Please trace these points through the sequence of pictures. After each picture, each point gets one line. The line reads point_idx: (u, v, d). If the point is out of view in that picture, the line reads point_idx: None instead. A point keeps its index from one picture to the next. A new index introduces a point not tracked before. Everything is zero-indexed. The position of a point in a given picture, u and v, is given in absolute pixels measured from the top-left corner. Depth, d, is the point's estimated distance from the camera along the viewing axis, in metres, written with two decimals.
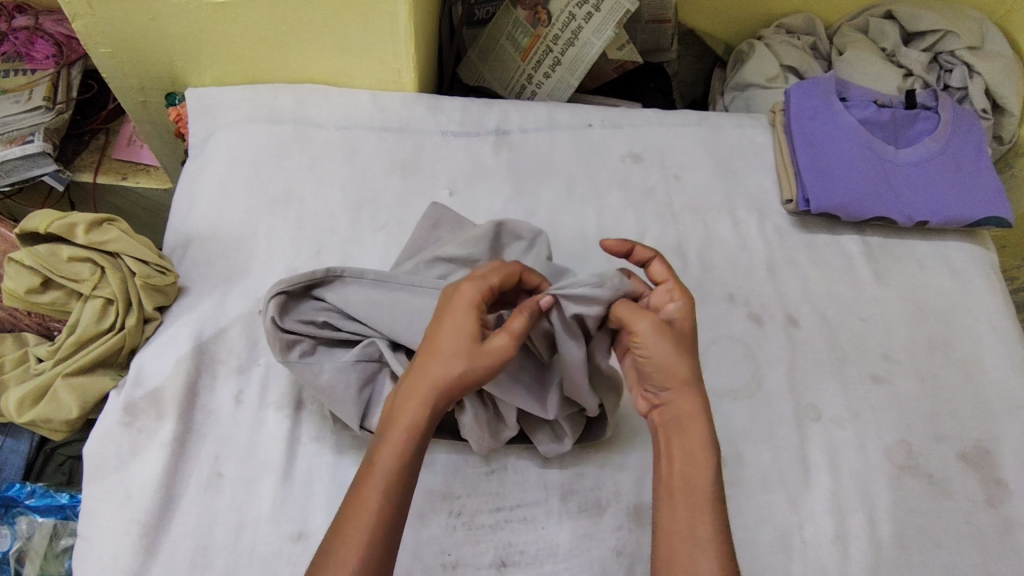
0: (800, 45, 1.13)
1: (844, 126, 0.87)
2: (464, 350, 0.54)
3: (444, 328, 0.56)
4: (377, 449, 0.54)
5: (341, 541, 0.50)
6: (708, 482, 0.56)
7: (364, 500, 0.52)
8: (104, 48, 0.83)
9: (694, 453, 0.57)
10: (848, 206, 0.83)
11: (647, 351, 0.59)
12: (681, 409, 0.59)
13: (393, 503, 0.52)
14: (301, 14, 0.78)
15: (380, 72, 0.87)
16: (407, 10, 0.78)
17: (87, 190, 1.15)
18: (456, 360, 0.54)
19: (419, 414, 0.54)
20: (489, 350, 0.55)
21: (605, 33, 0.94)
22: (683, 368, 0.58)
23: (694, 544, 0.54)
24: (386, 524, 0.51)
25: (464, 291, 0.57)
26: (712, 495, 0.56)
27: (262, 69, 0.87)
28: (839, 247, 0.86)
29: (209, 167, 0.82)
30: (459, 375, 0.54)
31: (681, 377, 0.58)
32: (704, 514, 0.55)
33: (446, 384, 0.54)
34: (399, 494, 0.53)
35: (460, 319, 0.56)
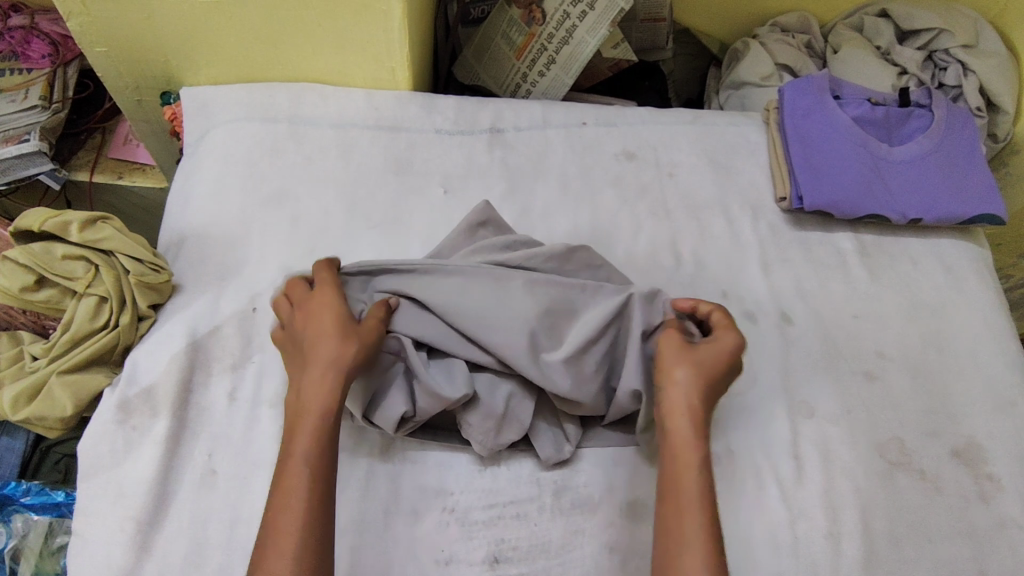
0: (795, 43, 1.13)
1: (837, 124, 0.87)
2: (341, 336, 0.60)
3: (312, 331, 0.61)
4: (289, 445, 0.56)
5: (277, 531, 0.52)
6: (698, 493, 0.56)
7: (291, 489, 0.54)
8: (98, 47, 0.83)
9: (686, 466, 0.57)
10: (841, 203, 0.84)
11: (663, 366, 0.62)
12: (674, 416, 0.60)
13: (319, 487, 0.54)
14: (294, 13, 0.78)
15: (374, 70, 0.87)
16: (400, 8, 0.78)
17: (83, 189, 1.15)
18: (334, 350, 0.59)
19: (315, 405, 0.58)
20: (363, 335, 0.61)
21: (599, 32, 0.94)
22: (689, 381, 0.61)
23: (684, 550, 0.53)
24: (315, 512, 0.53)
25: (322, 297, 0.63)
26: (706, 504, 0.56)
27: (256, 68, 0.87)
28: (832, 245, 0.86)
29: (203, 165, 0.83)
30: (344, 357, 0.59)
31: (673, 382, 0.61)
32: (690, 521, 0.55)
33: (332, 372, 0.59)
34: (321, 477, 0.55)
35: (323, 320, 0.61)
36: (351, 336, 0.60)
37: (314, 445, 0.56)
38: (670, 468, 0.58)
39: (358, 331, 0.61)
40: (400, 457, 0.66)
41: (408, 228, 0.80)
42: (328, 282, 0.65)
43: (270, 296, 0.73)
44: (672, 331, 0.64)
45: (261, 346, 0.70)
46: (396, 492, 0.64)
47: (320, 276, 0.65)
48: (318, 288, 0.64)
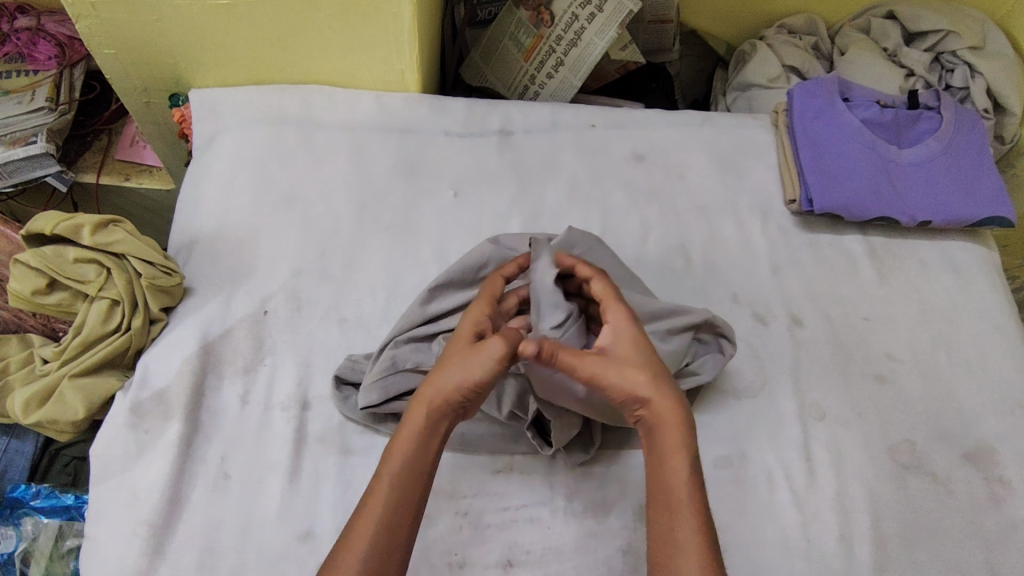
0: (802, 45, 1.13)
1: (847, 126, 0.87)
2: (464, 356, 0.57)
3: (452, 344, 0.59)
4: (386, 457, 0.55)
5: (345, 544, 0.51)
6: (685, 488, 0.54)
7: (367, 511, 0.53)
8: (107, 49, 0.83)
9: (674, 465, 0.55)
10: (852, 206, 0.84)
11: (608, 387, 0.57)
12: (650, 417, 0.56)
13: (397, 507, 0.53)
14: (304, 15, 0.79)
15: (383, 73, 0.87)
16: (411, 11, 0.78)
17: (89, 190, 1.15)
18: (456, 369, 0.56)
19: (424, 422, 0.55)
20: (487, 354, 0.56)
21: (608, 34, 0.94)
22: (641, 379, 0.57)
23: (678, 552, 0.52)
24: (386, 534, 0.52)
25: (474, 311, 0.61)
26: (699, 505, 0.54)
27: (265, 70, 0.87)
28: (842, 247, 0.86)
29: (213, 166, 0.83)
30: (461, 380, 0.55)
31: (637, 393, 0.56)
32: (684, 521, 0.53)
33: (449, 392, 0.55)
34: (403, 502, 0.53)
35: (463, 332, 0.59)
36: (477, 351, 0.56)
37: (407, 464, 0.54)
38: (652, 472, 0.56)
39: (482, 351, 0.56)
40: None
41: (419, 230, 0.80)
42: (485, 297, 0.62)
43: (282, 299, 0.73)
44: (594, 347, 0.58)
45: (273, 349, 0.70)
46: None
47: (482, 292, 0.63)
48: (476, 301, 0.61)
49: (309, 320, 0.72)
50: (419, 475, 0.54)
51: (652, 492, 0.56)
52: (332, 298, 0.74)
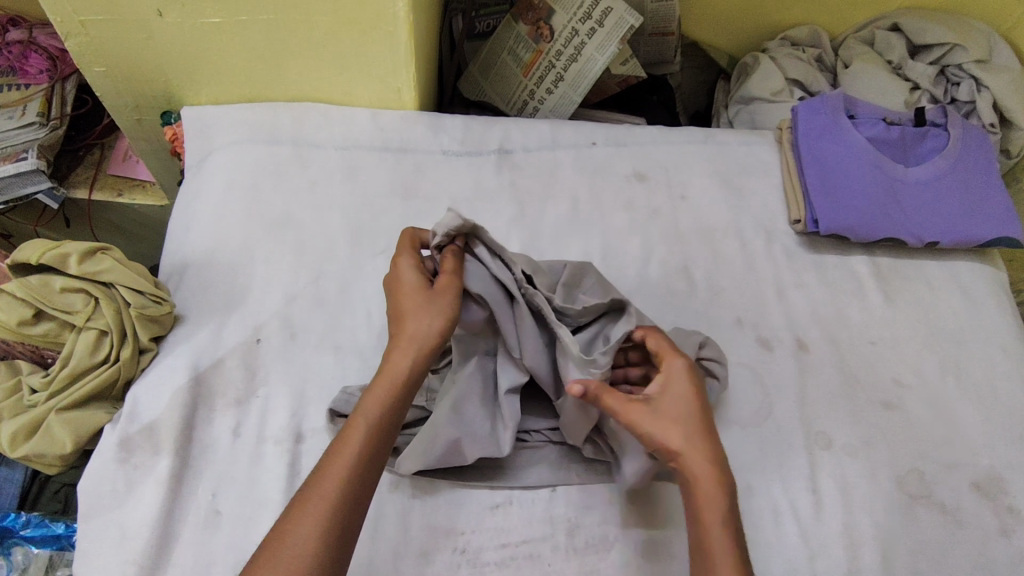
0: (806, 58, 1.12)
1: (853, 145, 0.86)
2: (420, 296, 0.60)
3: (400, 291, 0.61)
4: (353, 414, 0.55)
5: (315, 488, 0.51)
6: (727, 536, 0.53)
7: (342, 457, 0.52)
8: (98, 67, 0.84)
9: (702, 522, 0.54)
10: (859, 227, 0.82)
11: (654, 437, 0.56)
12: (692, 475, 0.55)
13: (372, 454, 0.53)
14: (297, 33, 0.78)
15: (380, 90, 0.86)
16: (407, 28, 0.77)
17: (82, 208, 1.14)
18: (430, 319, 0.58)
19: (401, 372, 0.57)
20: (437, 288, 0.60)
21: (609, 49, 0.93)
22: (677, 434, 0.56)
23: None
24: (358, 476, 0.52)
25: (403, 263, 0.63)
26: (731, 547, 0.52)
27: (260, 88, 0.87)
28: (848, 268, 0.84)
29: (207, 188, 0.81)
30: (431, 319, 0.58)
31: (686, 445, 0.56)
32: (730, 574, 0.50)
33: (428, 344, 0.58)
34: (376, 447, 0.54)
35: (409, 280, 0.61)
36: (437, 295, 0.59)
37: (380, 415, 0.55)
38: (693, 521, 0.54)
39: (438, 288, 0.59)
40: (409, 495, 0.64)
41: None
42: (406, 249, 0.64)
43: (275, 327, 0.71)
44: (628, 396, 0.58)
45: (266, 379, 0.68)
46: (406, 533, 0.63)
47: (402, 248, 0.64)
48: (400, 257, 0.63)
49: (303, 349, 0.70)
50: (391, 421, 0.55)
51: (695, 550, 0.53)
52: (327, 324, 0.72)
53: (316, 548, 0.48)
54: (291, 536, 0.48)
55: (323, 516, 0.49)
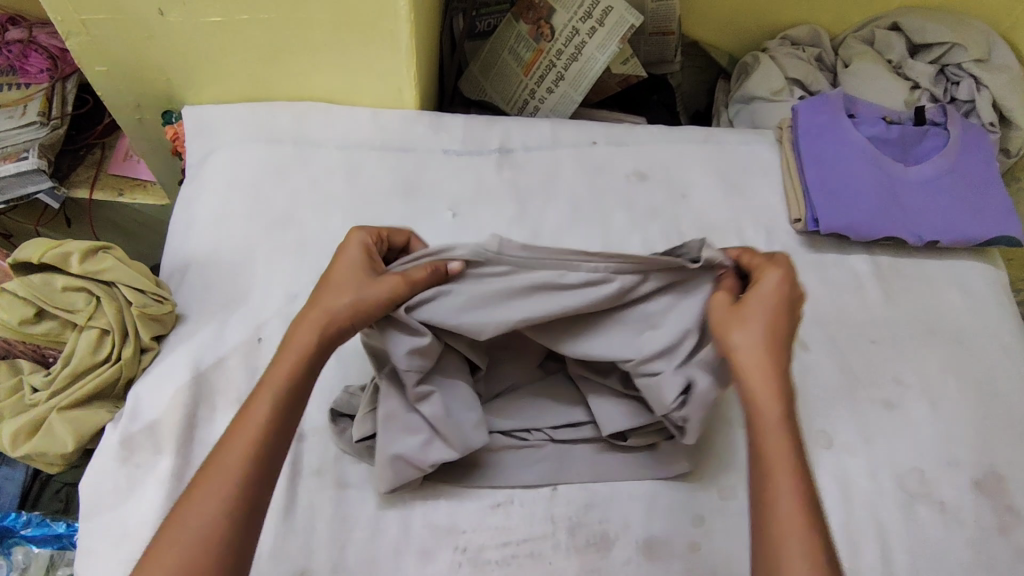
0: (805, 57, 1.12)
1: (853, 144, 0.86)
2: (356, 284, 0.56)
3: (337, 270, 0.58)
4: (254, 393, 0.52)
5: (208, 471, 0.48)
6: (786, 444, 0.50)
7: (238, 440, 0.50)
8: (99, 66, 0.84)
9: (766, 431, 0.51)
10: (859, 226, 0.82)
11: (729, 342, 0.55)
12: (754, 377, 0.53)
13: (272, 442, 0.51)
14: (298, 31, 0.78)
15: (381, 89, 0.86)
16: (408, 26, 0.77)
17: (83, 207, 1.14)
18: (349, 301, 0.56)
19: (307, 348, 0.55)
20: (379, 283, 0.56)
21: (609, 49, 0.93)
22: (748, 335, 0.54)
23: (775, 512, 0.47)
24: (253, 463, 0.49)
25: (351, 243, 0.59)
26: (790, 450, 0.50)
27: (261, 87, 0.87)
28: (848, 267, 0.85)
29: (208, 187, 0.81)
30: (358, 311, 0.55)
31: (761, 350, 0.54)
32: (780, 478, 0.49)
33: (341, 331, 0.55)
34: (278, 434, 0.51)
35: (350, 263, 0.58)
36: (373, 286, 0.56)
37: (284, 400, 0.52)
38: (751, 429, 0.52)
39: (381, 282, 0.56)
40: (410, 493, 0.64)
41: None
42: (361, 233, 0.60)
43: (275, 326, 0.71)
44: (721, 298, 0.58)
45: None
46: (407, 532, 0.63)
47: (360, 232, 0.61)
48: (351, 238, 0.60)
49: None
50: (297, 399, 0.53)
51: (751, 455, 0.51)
52: None
53: (207, 536, 0.46)
54: (182, 520, 0.46)
55: (217, 501, 0.47)
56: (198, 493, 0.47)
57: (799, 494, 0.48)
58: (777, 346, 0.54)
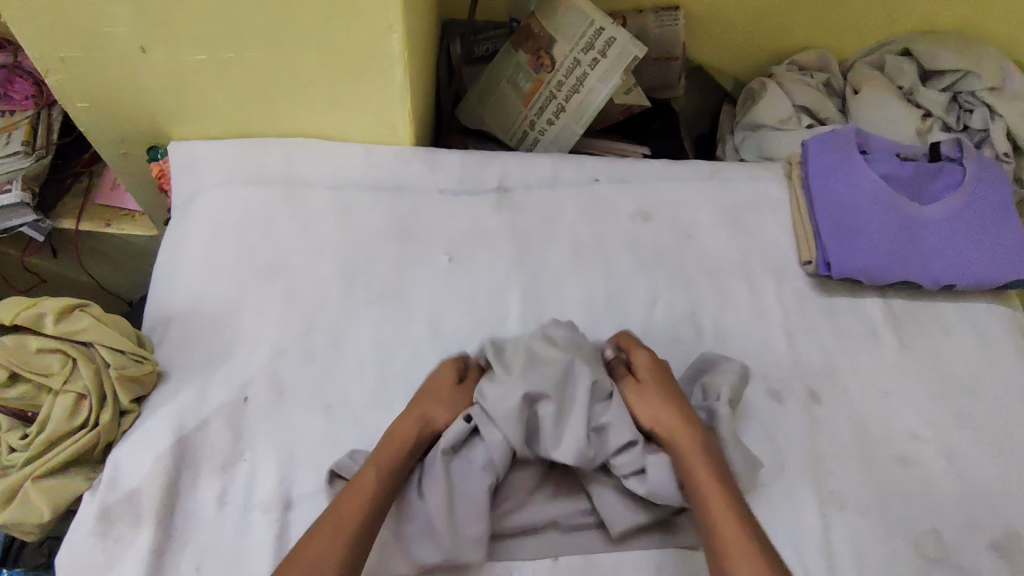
0: (814, 83, 1.09)
1: (866, 183, 0.82)
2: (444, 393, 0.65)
3: (429, 383, 0.66)
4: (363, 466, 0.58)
5: (325, 529, 0.53)
6: (716, 488, 0.56)
7: (351, 507, 0.55)
8: (81, 103, 0.81)
9: (698, 481, 0.57)
10: (872, 271, 0.79)
11: (640, 416, 0.63)
12: (674, 437, 0.60)
13: (376, 511, 0.55)
14: (286, 68, 0.75)
15: (373, 126, 0.82)
16: (402, 63, 0.74)
17: (69, 237, 1.11)
18: (442, 410, 0.64)
19: (397, 443, 0.61)
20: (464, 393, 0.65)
21: (612, 80, 0.89)
22: (646, 409, 0.63)
23: (726, 550, 0.52)
24: (363, 529, 0.54)
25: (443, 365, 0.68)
26: (725, 493, 0.56)
27: (250, 123, 0.83)
28: (861, 312, 0.81)
29: (194, 232, 0.78)
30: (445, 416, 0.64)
31: (662, 414, 0.62)
32: (720, 513, 0.54)
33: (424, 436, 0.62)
34: (380, 507, 0.56)
35: (442, 377, 0.66)
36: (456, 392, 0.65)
37: (388, 478, 0.58)
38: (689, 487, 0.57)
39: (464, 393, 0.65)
40: None
41: (411, 300, 0.75)
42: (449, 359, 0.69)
43: (263, 384, 0.68)
44: (623, 381, 0.66)
45: (253, 442, 0.65)
46: None
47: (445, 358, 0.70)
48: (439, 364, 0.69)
49: (292, 407, 0.67)
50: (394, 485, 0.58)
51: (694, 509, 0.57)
52: (318, 380, 0.69)
53: None
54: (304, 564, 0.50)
55: (334, 556, 0.51)
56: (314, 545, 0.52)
57: (727, 508, 0.55)
58: (675, 399, 0.63)
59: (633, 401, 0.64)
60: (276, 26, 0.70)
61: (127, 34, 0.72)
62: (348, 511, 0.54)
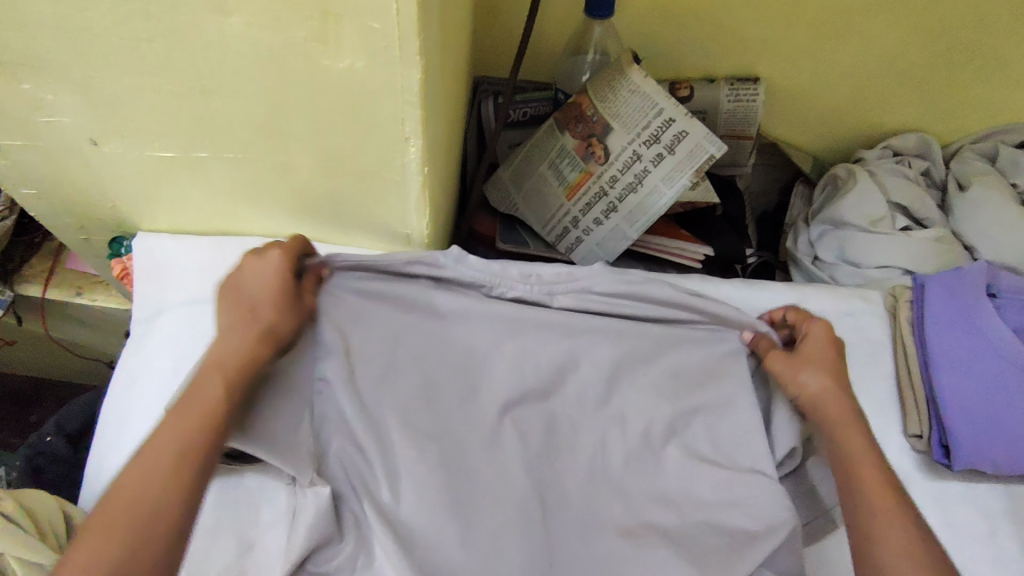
0: (913, 175, 0.92)
1: (997, 341, 0.65)
2: (279, 298, 0.58)
3: (248, 290, 0.58)
4: (191, 389, 0.51)
5: (151, 447, 0.47)
6: (864, 445, 0.56)
7: (181, 428, 0.49)
8: (27, 190, 0.66)
9: (851, 441, 0.57)
10: (996, 459, 0.63)
11: (792, 375, 0.61)
12: (825, 402, 0.59)
13: (211, 429, 0.50)
14: (275, 172, 0.59)
15: (384, 237, 0.67)
16: (423, 180, 0.58)
17: (35, 303, 0.97)
18: (277, 305, 0.57)
19: (233, 361, 0.54)
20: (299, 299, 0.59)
21: (679, 183, 0.73)
22: (814, 377, 0.60)
23: (869, 500, 0.52)
24: (203, 446, 0.49)
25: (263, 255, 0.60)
26: (872, 452, 0.56)
27: (235, 223, 0.68)
28: (980, 503, 0.65)
29: (154, 361, 0.64)
30: (280, 322, 0.57)
31: (823, 382, 0.60)
32: (869, 474, 0.54)
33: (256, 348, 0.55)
34: (221, 423, 0.50)
35: (258, 283, 0.58)
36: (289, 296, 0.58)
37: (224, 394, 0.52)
38: (834, 447, 0.57)
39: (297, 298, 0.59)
40: None
41: None
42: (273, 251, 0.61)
43: None
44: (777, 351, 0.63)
45: None
46: None
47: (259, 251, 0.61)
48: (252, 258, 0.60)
49: None
50: (240, 382, 0.53)
51: (837, 463, 0.56)
52: None
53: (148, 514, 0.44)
54: (128, 487, 0.45)
55: (159, 483, 0.46)
56: (140, 466, 0.46)
57: (874, 468, 0.55)
58: (833, 371, 0.61)
59: (778, 355, 0.62)
60: (263, 128, 0.54)
61: (71, 125, 0.56)
62: (192, 413, 0.50)
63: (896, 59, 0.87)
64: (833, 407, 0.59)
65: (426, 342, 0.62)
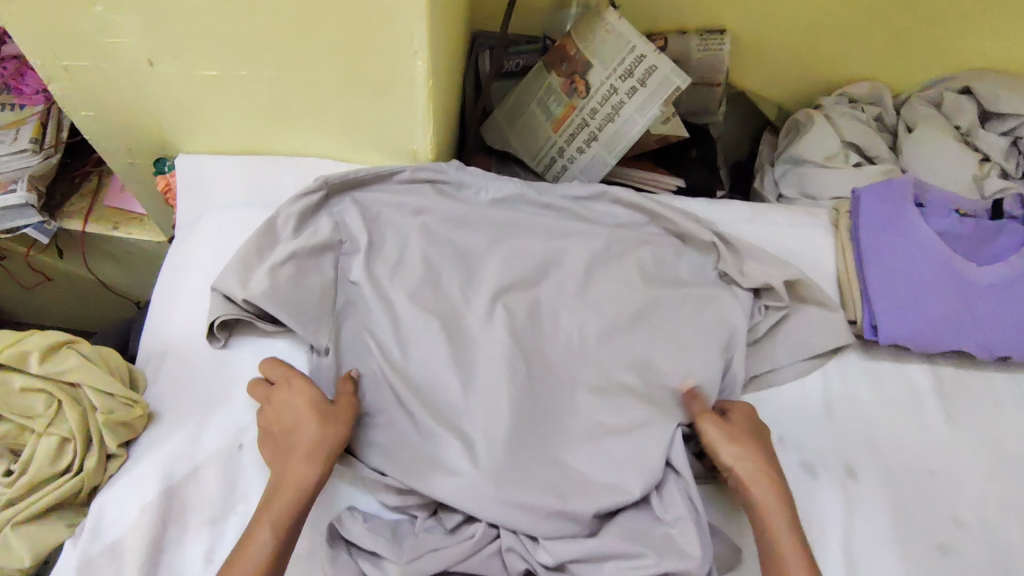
0: (865, 118, 1.02)
1: (921, 239, 0.76)
2: (318, 418, 0.59)
3: (288, 417, 0.60)
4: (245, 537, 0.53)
5: None
6: (788, 528, 0.57)
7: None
8: (86, 111, 0.76)
9: (771, 524, 0.57)
10: (919, 337, 0.73)
11: (727, 457, 0.61)
12: (749, 482, 0.59)
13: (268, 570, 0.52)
14: (301, 89, 0.70)
15: (392, 152, 0.78)
16: (426, 94, 0.68)
17: (76, 239, 1.08)
18: (316, 424, 0.59)
19: (284, 501, 0.55)
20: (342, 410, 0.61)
21: (650, 112, 0.84)
22: (737, 453, 0.60)
23: None
24: None
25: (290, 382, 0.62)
26: (795, 536, 0.57)
27: (263, 142, 0.79)
28: (907, 379, 0.76)
29: (198, 255, 0.74)
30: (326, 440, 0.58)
31: (744, 461, 0.60)
32: (791, 557, 0.55)
33: (303, 476, 0.57)
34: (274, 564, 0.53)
35: (297, 408, 0.60)
36: (332, 411, 0.60)
37: (278, 535, 0.53)
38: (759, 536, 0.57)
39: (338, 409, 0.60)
40: None
41: None
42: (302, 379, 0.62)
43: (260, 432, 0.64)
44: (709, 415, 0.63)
45: (246, 495, 0.61)
46: None
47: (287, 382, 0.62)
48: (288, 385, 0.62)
49: None
50: (293, 520, 0.55)
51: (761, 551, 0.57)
52: None
53: None
54: None
55: None
56: None
57: (801, 553, 0.55)
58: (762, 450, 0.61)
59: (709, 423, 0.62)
60: (292, 46, 0.65)
61: (131, 45, 0.67)
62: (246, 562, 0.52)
63: (847, 13, 0.98)
64: (756, 486, 0.59)
65: (425, 230, 0.73)
